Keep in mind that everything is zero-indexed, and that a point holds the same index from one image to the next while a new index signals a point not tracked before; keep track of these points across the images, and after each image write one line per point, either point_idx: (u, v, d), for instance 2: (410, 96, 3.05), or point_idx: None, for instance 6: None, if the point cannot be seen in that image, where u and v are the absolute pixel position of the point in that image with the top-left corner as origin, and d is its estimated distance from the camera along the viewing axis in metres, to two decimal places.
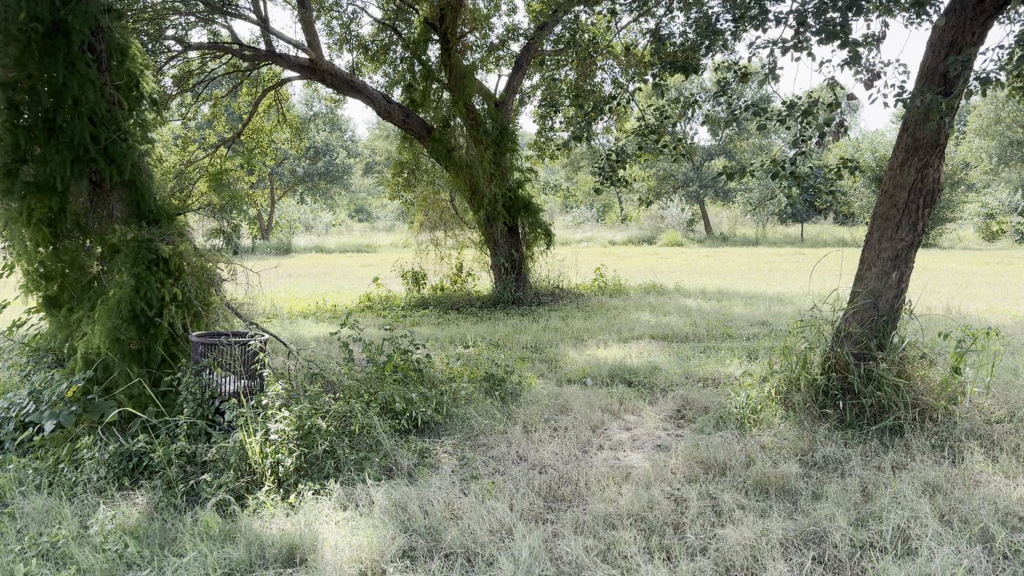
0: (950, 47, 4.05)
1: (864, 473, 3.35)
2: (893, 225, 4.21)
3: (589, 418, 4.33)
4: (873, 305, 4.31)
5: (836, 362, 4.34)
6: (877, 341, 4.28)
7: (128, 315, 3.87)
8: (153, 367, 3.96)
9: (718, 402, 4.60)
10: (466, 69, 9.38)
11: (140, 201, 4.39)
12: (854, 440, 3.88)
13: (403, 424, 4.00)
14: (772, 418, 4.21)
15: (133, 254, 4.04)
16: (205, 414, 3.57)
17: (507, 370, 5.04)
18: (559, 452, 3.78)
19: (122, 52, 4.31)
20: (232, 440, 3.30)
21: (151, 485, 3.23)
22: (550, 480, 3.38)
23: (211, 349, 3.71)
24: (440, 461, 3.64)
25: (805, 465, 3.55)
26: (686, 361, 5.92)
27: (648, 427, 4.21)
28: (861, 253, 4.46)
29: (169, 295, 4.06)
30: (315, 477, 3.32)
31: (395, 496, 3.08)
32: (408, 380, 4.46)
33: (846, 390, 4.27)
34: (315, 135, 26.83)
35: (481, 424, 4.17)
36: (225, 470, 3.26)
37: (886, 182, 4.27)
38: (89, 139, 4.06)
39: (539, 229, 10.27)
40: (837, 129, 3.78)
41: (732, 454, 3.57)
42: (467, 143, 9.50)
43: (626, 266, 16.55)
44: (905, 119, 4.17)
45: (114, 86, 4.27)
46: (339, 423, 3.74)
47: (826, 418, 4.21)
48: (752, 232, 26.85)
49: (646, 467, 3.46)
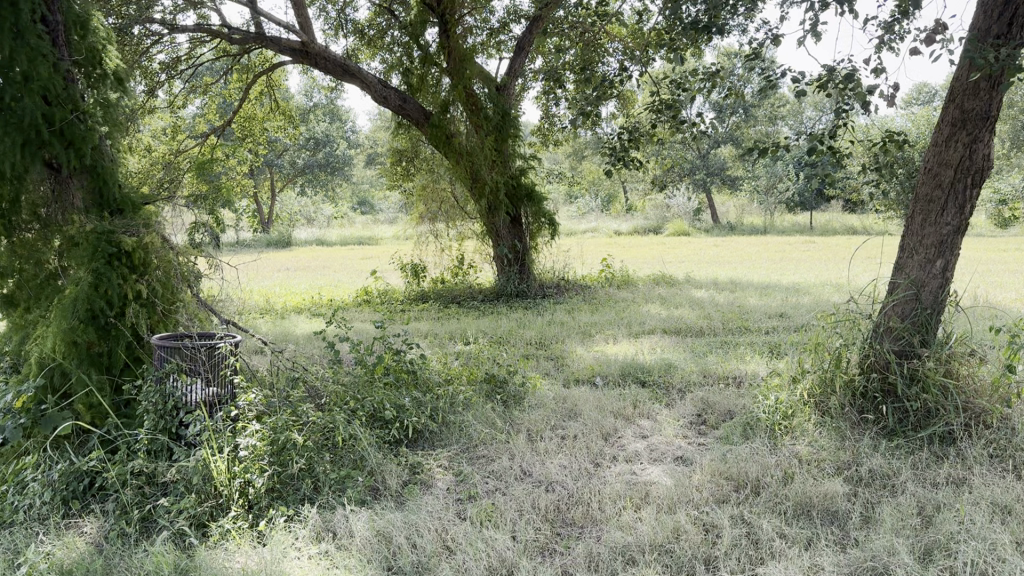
0: (1005, 5, 3.58)
1: (920, 493, 2.94)
2: (938, 208, 3.74)
3: (600, 425, 3.91)
4: (914, 296, 3.85)
5: (877, 362, 3.89)
6: (921, 336, 3.84)
7: (85, 316, 3.43)
8: (114, 372, 3.53)
9: (742, 406, 4.18)
10: (465, 51, 8.94)
11: (103, 187, 3.89)
12: (900, 451, 3.44)
13: (392, 434, 3.57)
14: (805, 424, 3.78)
15: (92, 247, 3.58)
16: (167, 427, 3.12)
17: (510, 370, 4.60)
18: (568, 465, 3.36)
19: (84, 26, 3.85)
20: (194, 457, 2.88)
21: (103, 510, 2.82)
22: (559, 501, 2.96)
23: (174, 353, 3.24)
24: (434, 478, 3.24)
25: (849, 482, 3.13)
26: (702, 358, 5.48)
27: (666, 435, 3.77)
28: (900, 239, 3.99)
29: (133, 292, 3.62)
30: (290, 501, 2.91)
31: (379, 525, 2.67)
32: (400, 384, 4.03)
33: (887, 392, 3.84)
34: (314, 126, 26.28)
35: (480, 434, 3.75)
36: (186, 493, 2.84)
37: (928, 160, 3.79)
38: (42, 120, 3.56)
39: (544, 219, 9.82)
40: (885, 99, 3.31)
41: (766, 470, 3.15)
42: (468, 130, 9.07)
43: (632, 257, 16.06)
44: (951, 88, 3.70)
45: (73, 63, 3.79)
46: (321, 436, 3.31)
47: (865, 425, 3.76)
48: (760, 220, 26.31)
49: (669, 484, 3.04)
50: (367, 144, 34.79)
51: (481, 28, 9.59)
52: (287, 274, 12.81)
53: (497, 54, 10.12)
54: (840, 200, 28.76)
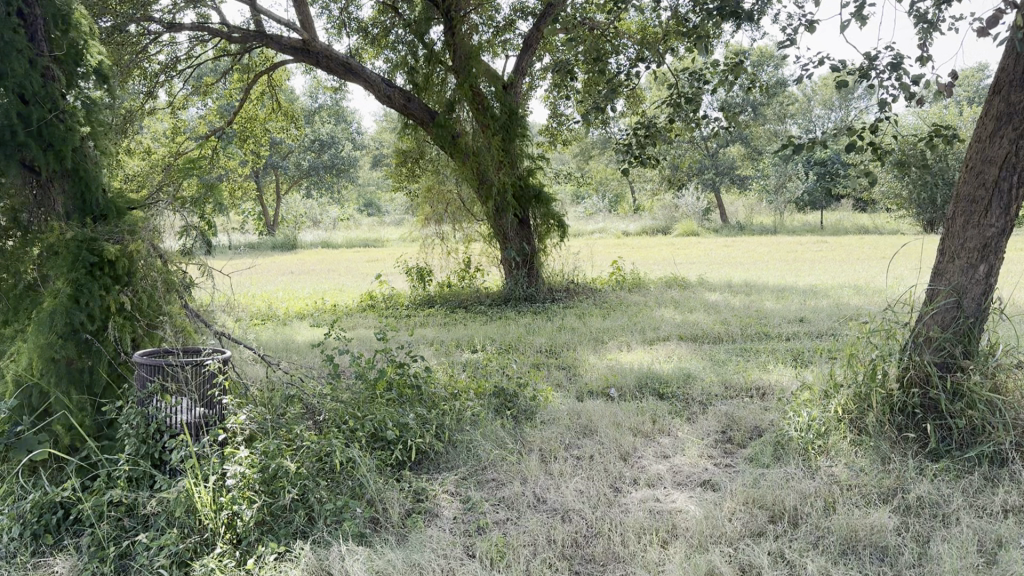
0: None
1: (977, 525, 2.66)
2: (982, 209, 3.41)
3: (618, 443, 3.63)
4: (955, 304, 3.53)
5: (916, 376, 3.56)
6: (964, 347, 3.53)
7: (64, 331, 3.20)
8: (96, 392, 3.28)
9: (770, 422, 3.91)
10: (471, 48, 8.68)
11: (85, 192, 3.65)
12: (948, 474, 3.15)
13: (394, 457, 3.29)
14: (841, 443, 3.50)
15: (71, 256, 3.34)
16: (149, 453, 2.88)
17: (520, 383, 4.32)
18: (585, 490, 3.09)
19: (66, 21, 3.62)
20: (176, 488, 2.62)
21: (76, 548, 2.58)
22: (577, 534, 2.71)
23: (157, 372, 3.00)
24: (440, 506, 2.98)
25: (895, 511, 2.85)
26: (722, 367, 5.20)
27: (689, 456, 3.49)
28: (938, 241, 3.67)
29: (116, 305, 3.39)
30: (281, 534, 2.65)
31: (379, 566, 2.42)
32: (403, 401, 3.75)
33: (928, 407, 3.53)
34: (319, 127, 26.10)
35: (489, 454, 3.49)
36: (168, 528, 2.59)
37: (970, 157, 3.48)
38: (17, 121, 3.32)
39: (552, 220, 9.51)
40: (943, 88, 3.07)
41: (803, 499, 2.88)
42: (474, 129, 8.83)
43: (643, 258, 15.71)
44: (997, 80, 3.39)
45: (53, 59, 3.57)
46: (317, 461, 3.04)
47: (906, 444, 3.46)
48: (770, 220, 25.92)
49: (699, 513, 2.77)
50: (373, 146, 34.63)
51: (486, 27, 9.36)
52: (292, 278, 12.63)
53: (502, 53, 9.89)
54: (851, 199, 28.33)
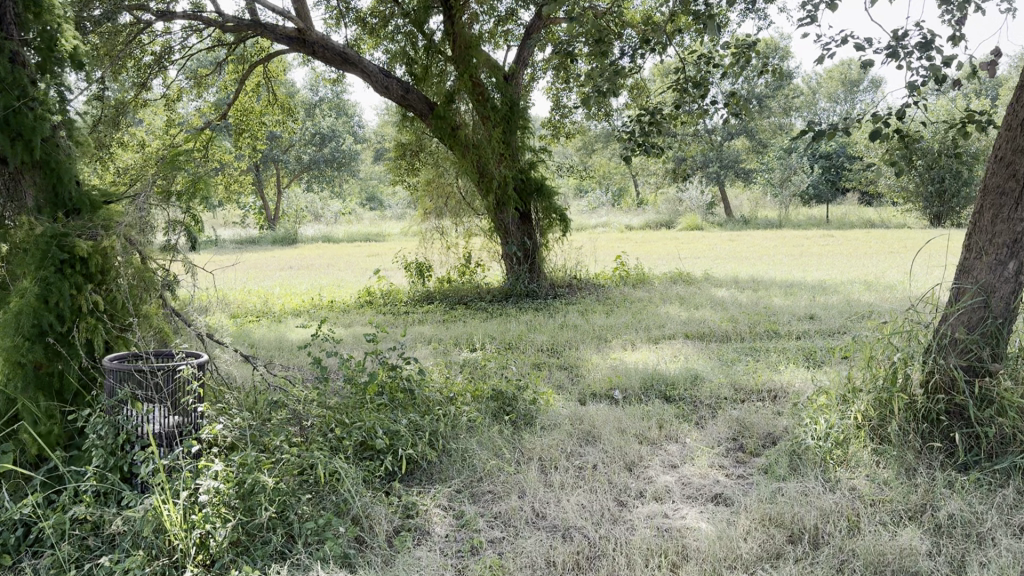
0: None
1: (1016, 547, 2.43)
2: (1013, 202, 3.16)
3: (623, 452, 3.41)
4: (984, 303, 3.28)
5: (942, 380, 3.31)
6: (992, 349, 3.28)
7: (32, 332, 2.98)
8: (65, 398, 3.08)
9: (784, 428, 3.69)
10: (471, 38, 8.43)
11: (58, 184, 3.43)
12: (980, 488, 2.93)
13: (382, 467, 3.08)
14: (861, 454, 3.28)
15: (39, 253, 3.12)
16: (118, 466, 2.69)
17: (520, 386, 4.10)
18: (588, 505, 2.87)
19: (38, 4, 3.40)
20: (143, 506, 2.41)
21: (34, 570, 2.38)
22: (579, 555, 2.50)
23: (126, 378, 2.79)
24: (431, 523, 2.77)
25: (926, 531, 2.63)
26: (730, 367, 4.98)
27: (699, 466, 3.27)
28: (964, 236, 3.42)
29: (87, 305, 3.18)
30: (256, 556, 2.44)
31: None
32: (395, 406, 3.53)
33: (955, 414, 3.30)
34: (320, 120, 25.82)
35: (485, 464, 3.27)
36: (134, 550, 2.38)
37: (1001, 146, 3.22)
38: None
39: (555, 215, 9.25)
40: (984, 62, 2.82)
41: (825, 517, 2.66)
42: (474, 121, 8.59)
43: (647, 253, 15.43)
44: None
45: (24, 44, 3.35)
46: (297, 475, 2.82)
47: (932, 454, 3.23)
48: (776, 214, 25.60)
49: (712, 533, 2.56)
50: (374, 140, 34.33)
51: (487, 17, 9.11)
52: (290, 273, 12.42)
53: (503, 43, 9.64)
54: (857, 192, 27.97)
